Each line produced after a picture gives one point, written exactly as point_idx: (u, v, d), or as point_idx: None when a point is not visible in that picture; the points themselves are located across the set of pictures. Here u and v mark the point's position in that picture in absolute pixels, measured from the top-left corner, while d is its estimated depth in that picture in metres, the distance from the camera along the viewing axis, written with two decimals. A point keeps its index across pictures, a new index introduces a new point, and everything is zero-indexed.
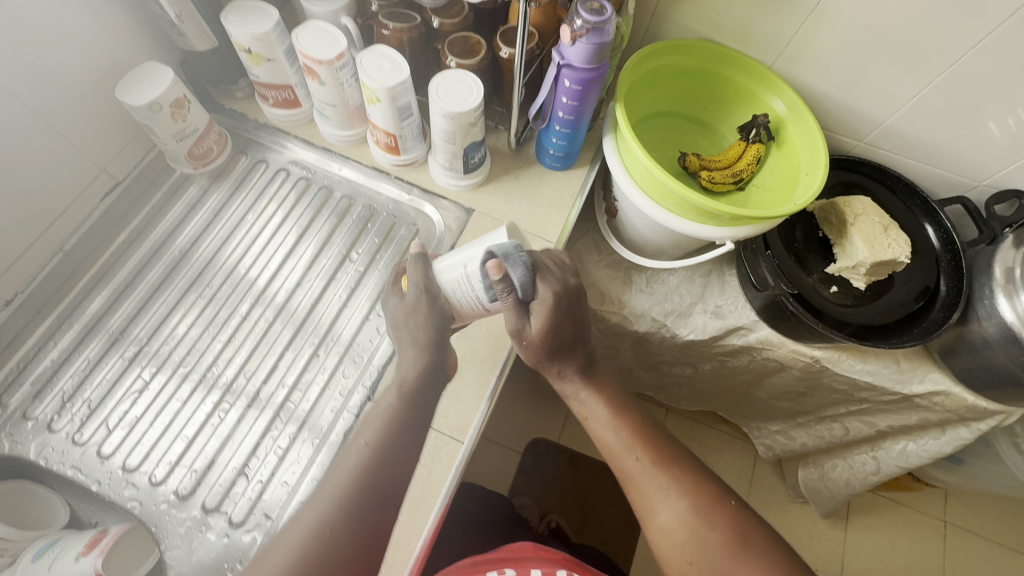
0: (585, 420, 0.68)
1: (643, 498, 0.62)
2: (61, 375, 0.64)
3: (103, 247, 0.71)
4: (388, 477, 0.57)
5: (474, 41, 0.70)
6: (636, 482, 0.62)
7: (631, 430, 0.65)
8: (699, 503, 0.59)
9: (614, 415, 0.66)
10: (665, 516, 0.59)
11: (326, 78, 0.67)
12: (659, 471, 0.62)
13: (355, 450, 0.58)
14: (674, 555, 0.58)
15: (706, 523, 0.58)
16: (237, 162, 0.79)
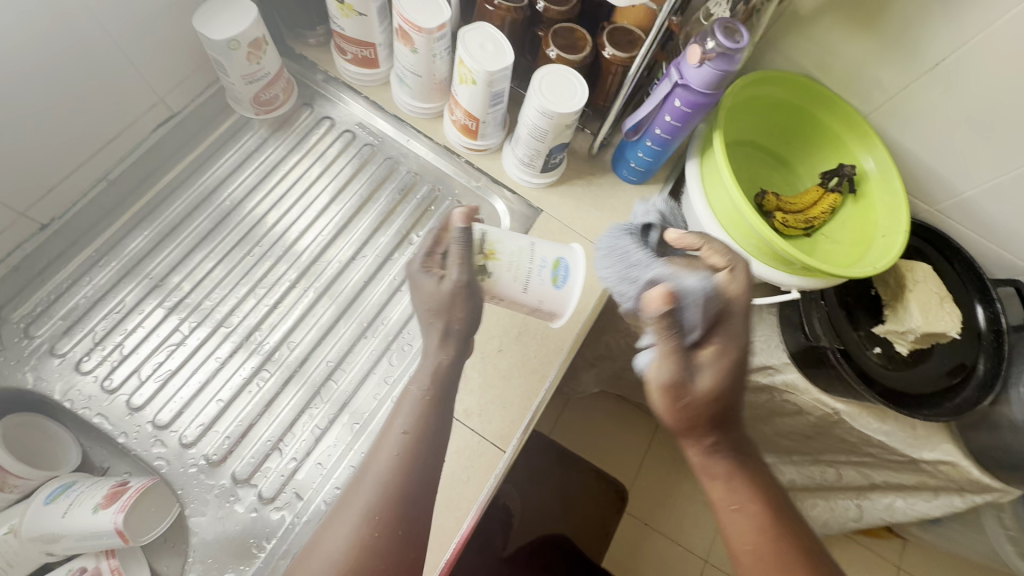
0: (727, 514, 0.53)
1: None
2: (93, 316, 0.60)
3: (148, 183, 0.67)
4: (428, 462, 0.53)
5: (578, 35, 0.66)
6: None
7: (786, 548, 0.50)
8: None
9: (768, 513, 0.52)
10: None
11: (421, 47, 0.63)
12: None
13: (389, 438, 0.53)
14: None
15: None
16: (301, 115, 0.74)
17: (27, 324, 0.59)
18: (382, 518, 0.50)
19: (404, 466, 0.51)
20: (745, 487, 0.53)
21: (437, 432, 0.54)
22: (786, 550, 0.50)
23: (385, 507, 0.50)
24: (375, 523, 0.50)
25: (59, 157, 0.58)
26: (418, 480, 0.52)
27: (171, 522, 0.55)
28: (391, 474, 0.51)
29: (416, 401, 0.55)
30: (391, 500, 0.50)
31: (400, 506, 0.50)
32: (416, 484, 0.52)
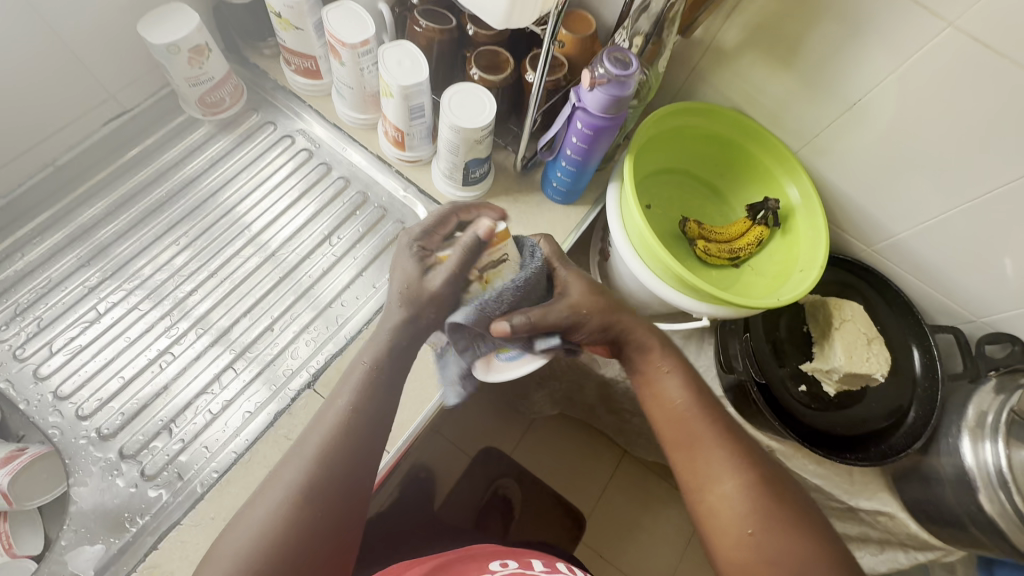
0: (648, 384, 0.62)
1: (700, 469, 0.56)
2: (19, 288, 0.65)
3: (94, 171, 0.72)
4: (369, 440, 0.53)
5: (501, 58, 0.69)
6: (699, 450, 0.56)
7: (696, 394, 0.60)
8: (759, 471, 0.55)
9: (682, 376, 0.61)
10: (726, 485, 0.54)
11: (347, 60, 0.67)
12: (728, 444, 0.57)
13: (330, 411, 0.53)
14: (724, 528, 0.54)
15: (766, 501, 0.53)
16: (248, 118, 0.79)
17: None
18: (318, 494, 0.49)
19: (335, 442, 0.51)
20: (669, 357, 0.62)
21: (380, 413, 0.54)
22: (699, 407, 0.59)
23: (322, 485, 0.49)
24: (312, 499, 0.48)
25: (8, 139, 0.64)
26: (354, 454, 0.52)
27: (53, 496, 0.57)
28: (332, 446, 0.51)
29: (365, 372, 0.56)
30: (327, 475, 0.49)
31: (332, 479, 0.50)
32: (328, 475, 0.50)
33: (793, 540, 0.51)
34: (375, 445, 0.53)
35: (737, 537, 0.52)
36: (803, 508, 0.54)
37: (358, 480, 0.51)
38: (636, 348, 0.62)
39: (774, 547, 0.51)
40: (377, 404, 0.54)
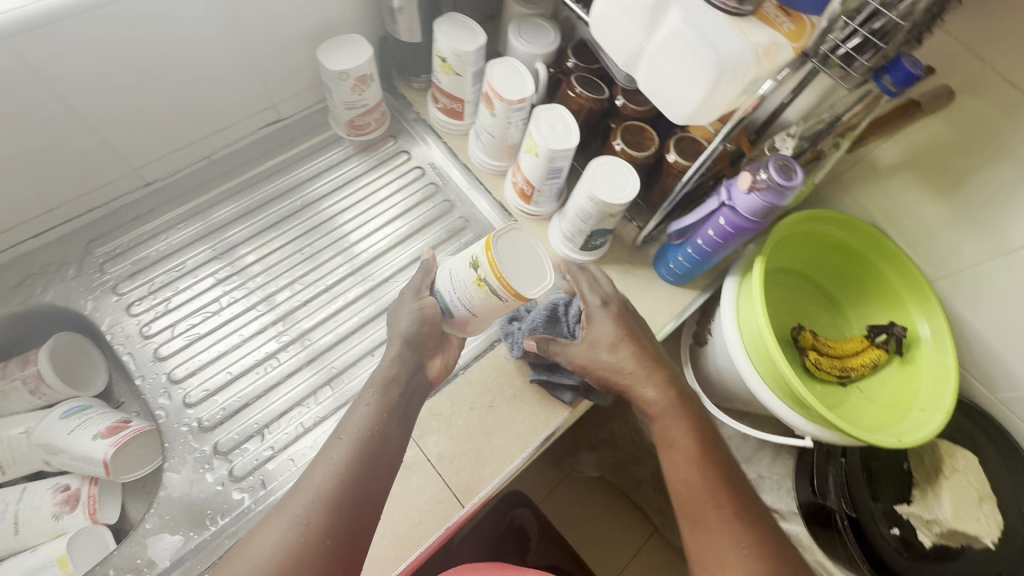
0: (666, 452, 0.59)
1: (712, 545, 0.53)
2: (157, 268, 0.69)
3: (241, 170, 0.77)
4: (376, 494, 0.51)
5: (646, 135, 0.70)
6: (709, 531, 0.54)
7: (709, 485, 0.56)
8: (773, 567, 0.51)
9: (700, 461, 0.58)
10: (733, 569, 0.51)
11: (500, 113, 0.69)
12: (738, 526, 0.54)
13: (325, 460, 0.50)
14: None
15: None
16: (385, 143, 0.82)
17: (103, 261, 0.68)
18: (322, 527, 0.47)
19: (355, 475, 0.50)
20: (683, 430, 0.59)
21: (390, 459, 0.53)
22: (725, 524, 0.54)
23: (329, 520, 0.47)
24: (322, 531, 0.47)
25: (178, 133, 0.69)
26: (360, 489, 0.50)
27: (149, 471, 0.62)
28: (336, 495, 0.48)
29: (360, 418, 0.54)
30: (328, 522, 0.47)
31: (336, 514, 0.48)
32: (348, 486, 0.49)
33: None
34: (377, 495, 0.51)
35: None
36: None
37: (361, 526, 0.49)
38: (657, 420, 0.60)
39: None
40: (375, 458, 0.51)
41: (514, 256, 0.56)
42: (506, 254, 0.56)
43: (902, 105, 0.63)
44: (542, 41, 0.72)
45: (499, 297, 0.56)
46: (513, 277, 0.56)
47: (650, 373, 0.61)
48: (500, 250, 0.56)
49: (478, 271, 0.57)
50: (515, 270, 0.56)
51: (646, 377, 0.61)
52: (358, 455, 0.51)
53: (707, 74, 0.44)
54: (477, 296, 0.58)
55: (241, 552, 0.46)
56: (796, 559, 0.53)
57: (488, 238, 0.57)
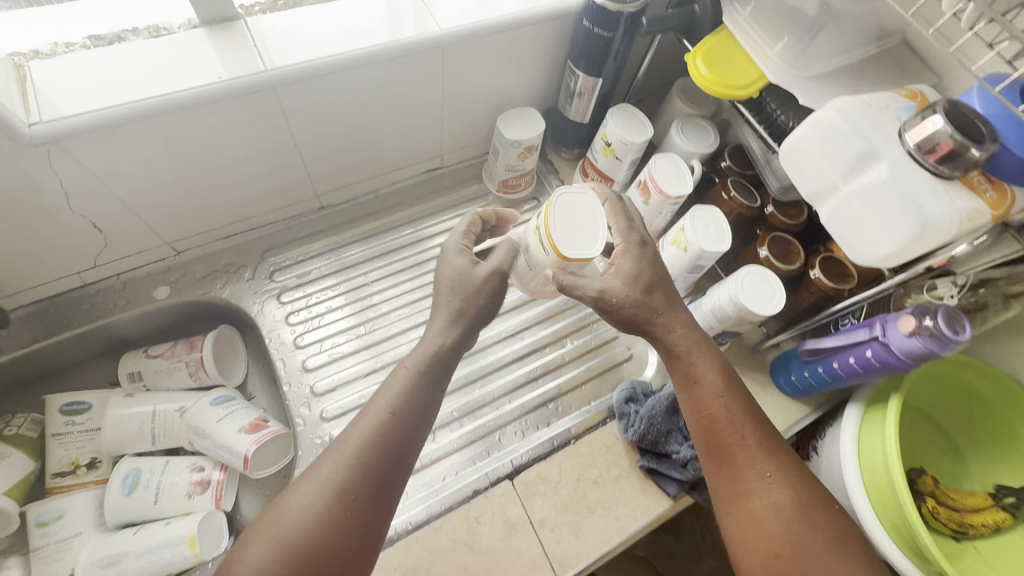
0: (691, 391, 0.56)
1: (739, 479, 0.52)
2: (316, 285, 0.76)
3: (398, 208, 0.84)
4: (401, 468, 0.52)
5: (793, 249, 0.71)
6: (733, 467, 0.53)
7: (736, 424, 0.54)
8: (800, 496, 0.51)
9: (726, 402, 0.55)
10: (760, 499, 0.51)
11: (653, 202, 0.72)
12: (762, 460, 0.52)
13: (369, 412, 0.53)
14: (759, 548, 0.49)
15: (810, 521, 0.49)
16: (526, 204, 0.87)
17: (274, 270, 0.76)
18: (357, 495, 0.48)
19: (377, 449, 0.51)
20: (708, 369, 0.56)
21: (421, 420, 0.55)
22: (749, 454, 0.52)
23: (357, 485, 0.49)
24: (348, 500, 0.48)
25: (358, 170, 0.77)
26: (386, 457, 0.51)
27: (275, 470, 0.66)
28: (366, 454, 0.50)
29: (404, 379, 0.56)
30: (350, 487, 0.49)
31: (366, 482, 0.49)
32: (383, 450, 0.51)
33: (840, 562, 0.47)
34: (407, 457, 0.52)
35: (764, 556, 0.49)
36: (839, 526, 0.50)
37: (376, 486, 0.50)
38: (684, 361, 0.56)
39: (807, 559, 0.48)
40: (395, 449, 0.52)
41: (572, 226, 0.57)
42: (564, 215, 0.58)
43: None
44: (701, 140, 0.76)
45: (557, 268, 0.58)
46: (567, 244, 0.56)
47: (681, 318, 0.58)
48: (556, 217, 0.57)
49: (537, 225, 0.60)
50: (569, 230, 0.57)
51: (677, 324, 0.57)
52: (389, 434, 0.52)
53: (908, 230, 0.46)
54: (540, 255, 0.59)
55: (276, 511, 0.48)
56: (817, 491, 0.52)
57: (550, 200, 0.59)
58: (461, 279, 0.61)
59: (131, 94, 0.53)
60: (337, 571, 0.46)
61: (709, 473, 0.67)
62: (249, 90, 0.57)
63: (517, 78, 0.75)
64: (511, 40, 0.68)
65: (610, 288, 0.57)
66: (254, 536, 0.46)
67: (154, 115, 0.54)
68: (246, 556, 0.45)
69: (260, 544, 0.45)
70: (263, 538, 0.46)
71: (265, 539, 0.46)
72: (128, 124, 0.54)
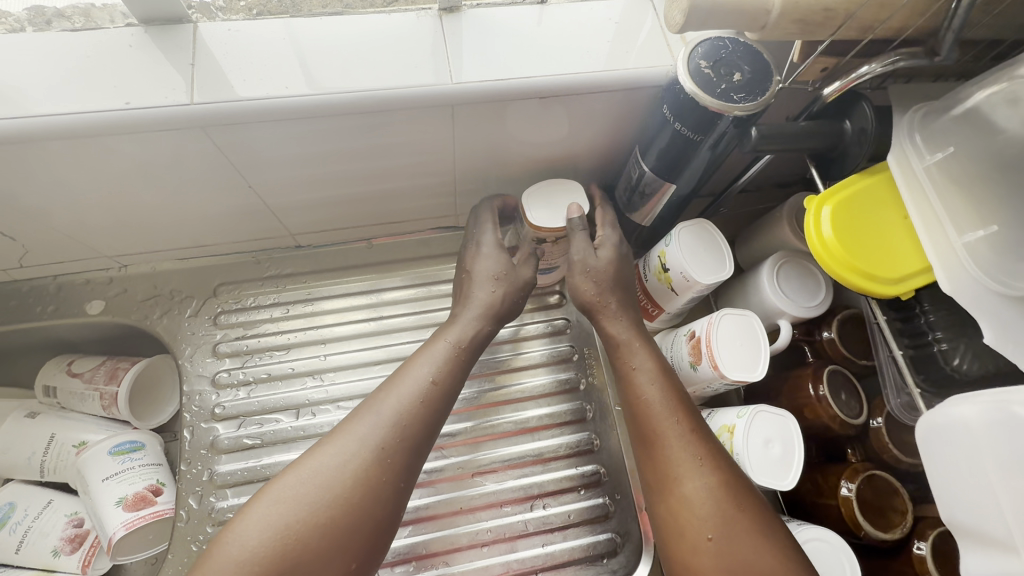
0: (625, 377, 0.49)
1: (668, 462, 0.44)
2: (262, 343, 0.63)
3: (391, 265, 0.68)
4: (442, 422, 0.47)
5: (897, 502, 0.47)
6: (665, 453, 0.44)
7: (673, 406, 0.46)
8: (733, 479, 0.43)
9: (665, 385, 0.48)
10: (691, 482, 0.42)
11: (704, 372, 0.50)
12: (698, 443, 0.45)
13: (411, 377, 0.47)
14: (690, 537, 0.41)
15: (738, 506, 0.41)
16: (550, 297, 0.68)
17: (224, 311, 0.63)
18: (391, 459, 0.43)
19: (412, 413, 0.45)
20: (646, 354, 0.49)
21: (455, 393, 0.49)
22: (682, 433, 0.45)
23: (397, 447, 0.43)
24: (386, 466, 0.42)
25: (343, 216, 0.62)
26: (423, 418, 0.45)
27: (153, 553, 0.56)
28: (409, 412, 0.45)
29: (444, 355, 0.49)
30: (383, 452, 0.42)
31: (402, 446, 0.44)
32: (423, 407, 0.46)
33: (767, 548, 0.39)
34: (438, 430, 0.46)
35: (695, 543, 0.41)
36: (772, 509, 0.42)
37: (406, 463, 0.43)
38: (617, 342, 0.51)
39: (744, 556, 0.39)
40: (428, 420, 0.46)
41: (547, 195, 0.54)
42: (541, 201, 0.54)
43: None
44: (803, 297, 0.52)
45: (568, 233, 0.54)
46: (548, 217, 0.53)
47: (620, 307, 0.52)
48: (530, 196, 0.54)
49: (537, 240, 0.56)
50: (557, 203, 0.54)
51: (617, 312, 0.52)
52: (422, 401, 0.46)
53: None
54: (527, 229, 0.54)
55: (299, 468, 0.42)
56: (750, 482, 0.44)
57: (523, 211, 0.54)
58: (507, 273, 0.54)
59: (36, 108, 0.41)
60: (360, 543, 0.40)
61: None
62: (180, 125, 0.43)
63: (565, 152, 0.56)
64: (560, 108, 0.49)
65: (596, 259, 0.53)
66: (262, 501, 0.40)
67: (58, 137, 0.42)
68: (248, 525, 0.39)
69: (278, 509, 0.39)
70: (286, 496, 0.40)
71: (289, 500, 0.40)
72: (25, 143, 0.42)
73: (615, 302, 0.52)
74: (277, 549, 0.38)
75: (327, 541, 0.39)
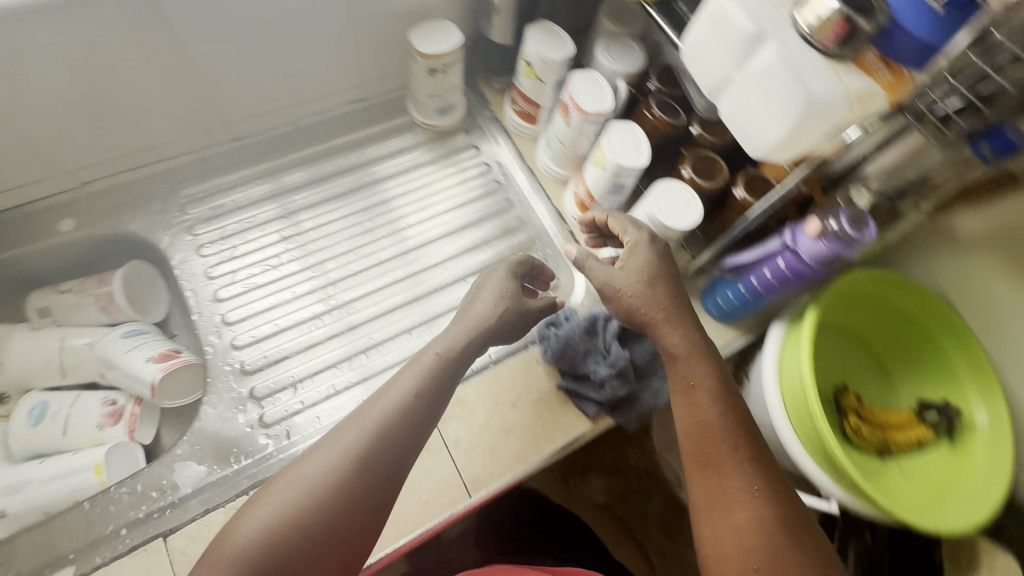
0: (687, 393, 0.55)
1: (723, 483, 0.52)
2: (229, 217, 0.74)
3: (320, 139, 0.81)
4: (425, 431, 0.50)
5: (717, 167, 0.69)
6: (721, 473, 0.52)
7: (733, 434, 0.53)
8: (777, 514, 0.50)
9: (722, 408, 0.54)
10: (743, 512, 0.50)
11: (574, 122, 0.70)
12: (752, 470, 0.52)
13: (394, 390, 0.51)
14: (733, 557, 0.49)
15: (790, 541, 0.49)
16: (458, 136, 0.85)
17: (188, 202, 0.74)
18: (373, 467, 0.46)
19: (392, 423, 0.48)
20: (703, 371, 0.55)
21: (438, 410, 0.52)
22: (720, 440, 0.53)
23: (376, 459, 0.47)
24: (365, 469, 0.46)
25: (269, 96, 0.74)
26: (408, 426, 0.49)
27: (190, 400, 0.66)
28: (390, 425, 0.48)
29: (426, 362, 0.54)
30: (362, 461, 0.46)
31: (384, 457, 0.47)
32: (406, 415, 0.49)
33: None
34: (416, 450, 0.49)
35: (739, 566, 0.48)
36: (812, 532, 0.50)
37: (389, 482, 0.47)
38: (674, 354, 0.56)
39: (761, 544, 0.48)
40: (408, 437, 0.48)
41: (430, 32, 0.72)
42: (427, 36, 0.71)
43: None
44: (625, 59, 0.73)
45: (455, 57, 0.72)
46: (435, 45, 0.71)
47: (678, 326, 0.57)
48: (416, 36, 0.71)
49: (433, 70, 0.73)
50: (439, 35, 0.71)
51: (672, 329, 0.57)
52: (403, 409, 0.49)
53: (796, 110, 0.44)
54: (420, 60, 0.72)
55: (295, 469, 0.46)
56: (798, 501, 0.52)
57: (416, 46, 0.71)
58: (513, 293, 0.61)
59: None
60: (338, 556, 0.44)
61: (629, 392, 0.66)
62: None
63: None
64: None
65: (617, 276, 0.60)
66: (255, 501, 0.44)
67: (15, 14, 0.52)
68: (245, 519, 0.43)
69: (271, 508, 0.43)
70: (279, 497, 0.44)
71: (284, 500, 0.44)
72: None
73: (676, 320, 0.58)
74: (266, 549, 0.42)
75: (307, 553, 0.43)
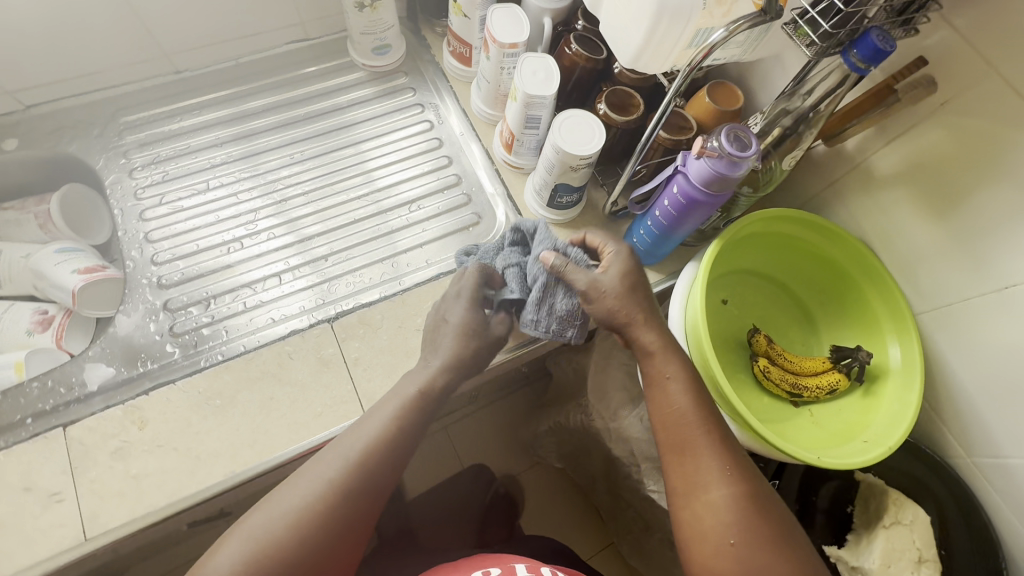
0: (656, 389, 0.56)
1: (694, 470, 0.52)
2: (164, 143, 0.77)
3: (260, 76, 0.83)
4: (396, 468, 0.54)
5: (633, 102, 0.69)
6: (690, 455, 0.52)
7: (700, 421, 0.53)
8: (750, 491, 0.51)
9: (693, 395, 0.54)
10: (716, 490, 0.51)
11: (493, 56, 0.70)
12: (723, 451, 0.52)
13: (377, 413, 0.55)
14: (711, 535, 0.49)
15: (762, 518, 0.50)
16: (397, 77, 0.86)
17: (126, 128, 0.77)
18: (346, 499, 0.50)
19: (365, 459, 0.52)
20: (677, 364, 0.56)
21: (411, 444, 0.55)
22: (693, 402, 0.54)
23: (348, 491, 0.50)
24: (340, 499, 0.50)
25: (209, 31, 0.77)
26: (383, 461, 0.53)
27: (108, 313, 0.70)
28: (363, 462, 0.51)
29: (403, 396, 0.56)
30: (344, 485, 0.50)
31: (358, 493, 0.51)
32: (382, 450, 0.53)
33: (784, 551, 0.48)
34: (388, 481, 0.53)
35: (717, 544, 0.49)
36: (781, 514, 0.51)
37: (372, 496, 0.52)
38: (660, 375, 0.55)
39: (742, 531, 0.49)
40: (378, 472, 0.52)
41: None
42: None
43: (911, 62, 0.55)
44: None
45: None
46: None
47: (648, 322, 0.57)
48: None
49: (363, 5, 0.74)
50: None
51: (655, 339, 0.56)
52: (375, 449, 0.52)
53: (650, 13, 0.44)
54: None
55: (272, 501, 0.49)
56: (758, 473, 0.53)
57: None
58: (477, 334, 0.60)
59: None
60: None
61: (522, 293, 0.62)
62: None
63: None
64: None
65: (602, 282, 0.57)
66: (232, 532, 0.47)
67: None
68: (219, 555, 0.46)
69: (247, 541, 0.46)
70: (256, 527, 0.47)
71: (260, 530, 0.47)
72: None
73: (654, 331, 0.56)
74: None
75: None
